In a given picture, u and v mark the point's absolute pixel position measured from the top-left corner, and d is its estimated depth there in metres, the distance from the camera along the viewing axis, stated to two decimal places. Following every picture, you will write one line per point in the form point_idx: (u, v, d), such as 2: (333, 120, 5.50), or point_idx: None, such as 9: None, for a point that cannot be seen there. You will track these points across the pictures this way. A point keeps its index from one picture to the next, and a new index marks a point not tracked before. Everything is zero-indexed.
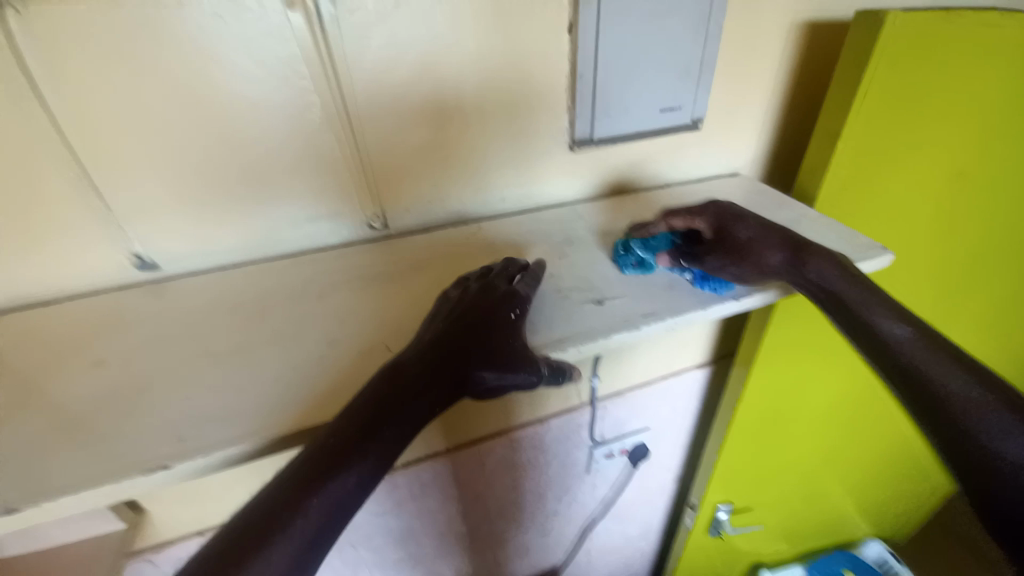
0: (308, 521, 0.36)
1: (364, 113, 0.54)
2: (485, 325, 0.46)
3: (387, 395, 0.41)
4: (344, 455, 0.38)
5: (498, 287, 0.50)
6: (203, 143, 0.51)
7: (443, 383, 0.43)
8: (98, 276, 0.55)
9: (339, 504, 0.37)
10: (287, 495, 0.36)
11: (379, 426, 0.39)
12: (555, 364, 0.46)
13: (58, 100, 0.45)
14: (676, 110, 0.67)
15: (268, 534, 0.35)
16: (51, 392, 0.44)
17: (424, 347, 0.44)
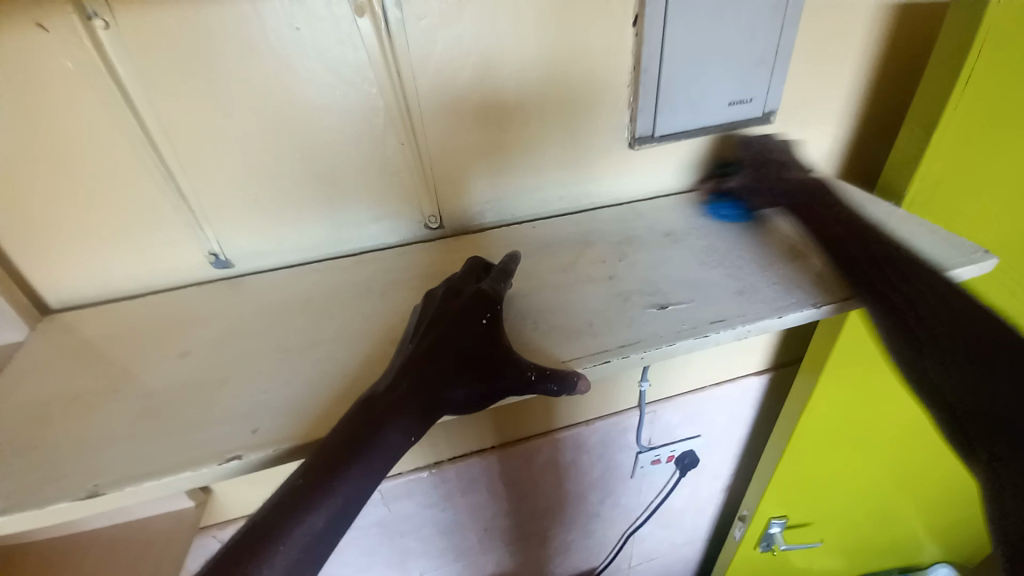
0: (300, 540, 0.33)
1: (426, 114, 0.55)
2: (460, 332, 0.45)
3: (368, 414, 0.40)
4: (338, 467, 0.37)
5: (465, 290, 0.48)
6: (273, 145, 0.52)
7: (415, 397, 0.41)
8: (179, 272, 0.58)
9: (334, 521, 0.35)
10: (277, 513, 0.34)
11: (373, 439, 0.38)
12: (547, 370, 0.43)
13: (149, 108, 0.48)
14: (747, 103, 0.63)
15: (256, 556, 0.32)
16: (141, 379, 0.47)
17: (404, 363, 0.43)
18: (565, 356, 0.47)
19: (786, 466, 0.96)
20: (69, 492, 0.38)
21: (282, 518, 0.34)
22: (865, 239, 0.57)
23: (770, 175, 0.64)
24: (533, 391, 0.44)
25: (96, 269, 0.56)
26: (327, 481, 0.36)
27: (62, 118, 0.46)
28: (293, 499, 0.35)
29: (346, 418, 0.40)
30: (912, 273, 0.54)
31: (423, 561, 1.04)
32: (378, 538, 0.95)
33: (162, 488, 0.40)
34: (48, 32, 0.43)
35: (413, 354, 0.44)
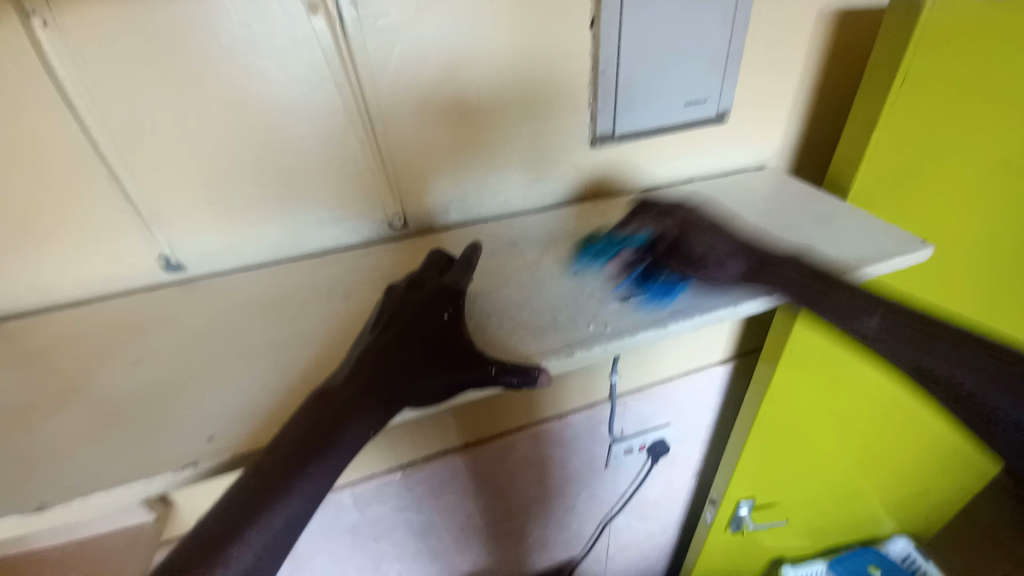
0: (259, 539, 0.34)
1: (386, 116, 0.54)
2: (421, 328, 0.46)
3: (328, 410, 0.40)
4: (298, 465, 0.37)
5: (427, 285, 0.49)
6: (227, 147, 0.51)
7: (377, 392, 0.41)
8: (129, 276, 0.56)
9: (294, 518, 0.36)
10: (234, 513, 0.34)
11: (333, 437, 0.38)
12: (512, 365, 0.44)
13: (89, 106, 0.46)
14: (702, 103, 0.65)
15: (212, 558, 0.32)
16: (89, 389, 0.46)
17: (364, 359, 0.43)
18: (529, 351, 0.47)
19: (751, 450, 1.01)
20: (9, 509, 0.36)
21: (243, 514, 0.34)
22: (903, 335, 0.55)
23: (698, 245, 0.57)
24: (496, 385, 0.44)
25: (37, 276, 0.53)
26: (286, 480, 0.36)
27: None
28: (249, 498, 0.35)
29: (304, 413, 0.40)
30: (889, 321, 0.55)
31: (398, 563, 1.04)
32: (351, 542, 0.94)
33: (110, 501, 0.38)
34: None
35: (375, 349, 0.44)
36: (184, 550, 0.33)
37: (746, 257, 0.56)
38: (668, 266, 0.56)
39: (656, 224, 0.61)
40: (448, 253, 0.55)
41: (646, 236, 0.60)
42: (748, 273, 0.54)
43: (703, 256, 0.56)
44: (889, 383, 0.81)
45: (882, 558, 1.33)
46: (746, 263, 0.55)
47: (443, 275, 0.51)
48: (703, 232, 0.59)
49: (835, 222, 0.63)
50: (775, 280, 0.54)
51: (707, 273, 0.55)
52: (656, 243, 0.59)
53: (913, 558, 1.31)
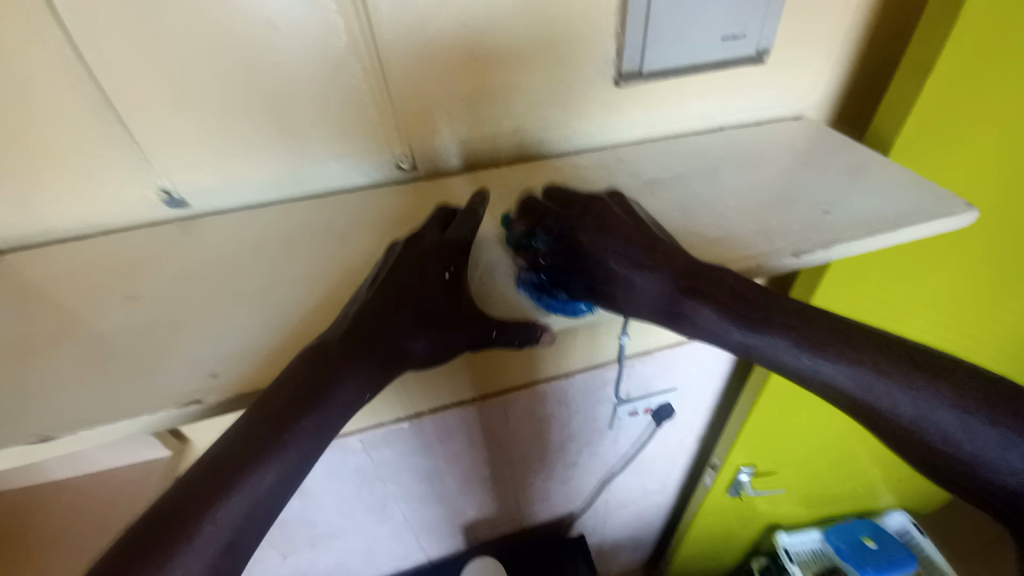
0: (248, 495, 0.34)
1: (393, 43, 0.50)
2: (417, 288, 0.43)
3: (325, 364, 0.39)
4: (292, 423, 0.37)
5: (428, 242, 0.47)
6: (222, 70, 0.48)
7: (372, 347, 0.40)
8: (128, 212, 0.54)
9: (286, 477, 0.36)
10: (227, 464, 0.34)
11: (326, 396, 0.38)
12: (517, 324, 0.42)
13: (73, 17, 0.42)
14: (740, 39, 0.59)
15: (206, 506, 0.33)
16: (89, 323, 0.45)
17: (355, 318, 0.41)
18: (532, 312, 0.45)
19: (755, 416, 0.99)
20: (14, 436, 0.36)
21: (235, 467, 0.34)
22: (867, 379, 0.42)
23: (585, 271, 0.47)
24: (491, 346, 0.43)
25: (34, 206, 0.51)
26: (278, 439, 0.36)
27: None
28: (242, 453, 0.35)
29: (292, 370, 0.38)
30: (833, 357, 0.43)
31: (403, 507, 1.07)
32: (358, 485, 0.96)
33: (116, 432, 0.38)
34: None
35: (370, 304, 0.43)
36: (176, 500, 0.33)
37: (677, 276, 0.46)
38: (574, 280, 0.47)
39: (560, 222, 0.49)
40: (453, 208, 0.51)
41: (545, 235, 0.48)
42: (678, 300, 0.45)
43: (601, 260, 0.47)
44: None
45: (877, 530, 1.34)
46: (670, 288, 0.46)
47: (444, 233, 0.48)
48: (616, 252, 0.47)
49: (869, 176, 0.59)
50: (700, 311, 0.45)
51: (608, 291, 0.47)
52: (557, 247, 0.48)
53: (911, 532, 1.36)
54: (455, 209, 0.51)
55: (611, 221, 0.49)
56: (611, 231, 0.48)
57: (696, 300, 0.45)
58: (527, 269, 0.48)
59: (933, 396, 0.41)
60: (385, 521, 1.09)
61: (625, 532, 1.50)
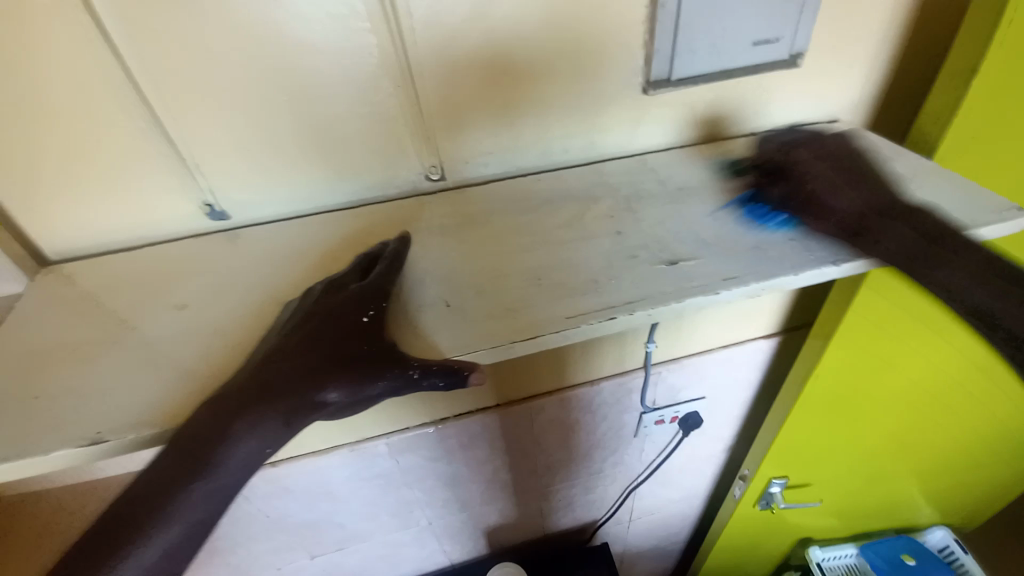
0: (164, 538, 0.36)
1: (424, 56, 0.51)
2: (338, 330, 0.41)
3: (218, 418, 0.37)
4: (181, 482, 0.36)
5: (348, 286, 0.45)
6: (262, 87, 0.49)
7: (278, 398, 0.38)
8: (174, 223, 0.56)
9: (200, 520, 0.37)
10: (117, 529, 0.35)
11: (219, 454, 0.37)
12: (431, 367, 0.39)
13: (127, 42, 0.45)
14: (773, 44, 0.58)
15: (97, 569, 0.34)
16: (136, 330, 0.47)
17: (267, 364, 0.40)
18: (447, 349, 0.42)
19: (787, 427, 0.96)
20: (70, 440, 0.38)
21: (142, 513, 0.36)
22: (924, 249, 0.48)
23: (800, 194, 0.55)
24: (422, 387, 0.39)
25: (88, 219, 0.54)
26: (170, 497, 0.36)
27: (34, 53, 0.43)
28: (130, 517, 0.35)
29: (196, 423, 0.37)
30: (900, 237, 0.49)
31: (427, 510, 1.08)
32: (384, 488, 0.98)
33: (160, 438, 0.39)
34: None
35: (277, 352, 0.40)
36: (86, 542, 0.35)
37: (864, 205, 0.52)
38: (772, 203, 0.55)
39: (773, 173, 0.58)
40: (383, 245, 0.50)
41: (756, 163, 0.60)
42: (864, 215, 0.52)
43: (812, 185, 0.55)
44: (912, 359, 0.80)
45: (914, 547, 1.27)
46: (865, 205, 0.52)
47: (370, 274, 0.46)
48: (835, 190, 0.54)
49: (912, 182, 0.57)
50: (890, 237, 0.49)
51: (817, 210, 0.53)
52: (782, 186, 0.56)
53: (952, 550, 1.27)
54: (386, 245, 0.50)
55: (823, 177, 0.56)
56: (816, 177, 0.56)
57: (868, 237, 0.50)
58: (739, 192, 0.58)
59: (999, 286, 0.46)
60: (409, 525, 1.10)
61: (650, 542, 1.47)
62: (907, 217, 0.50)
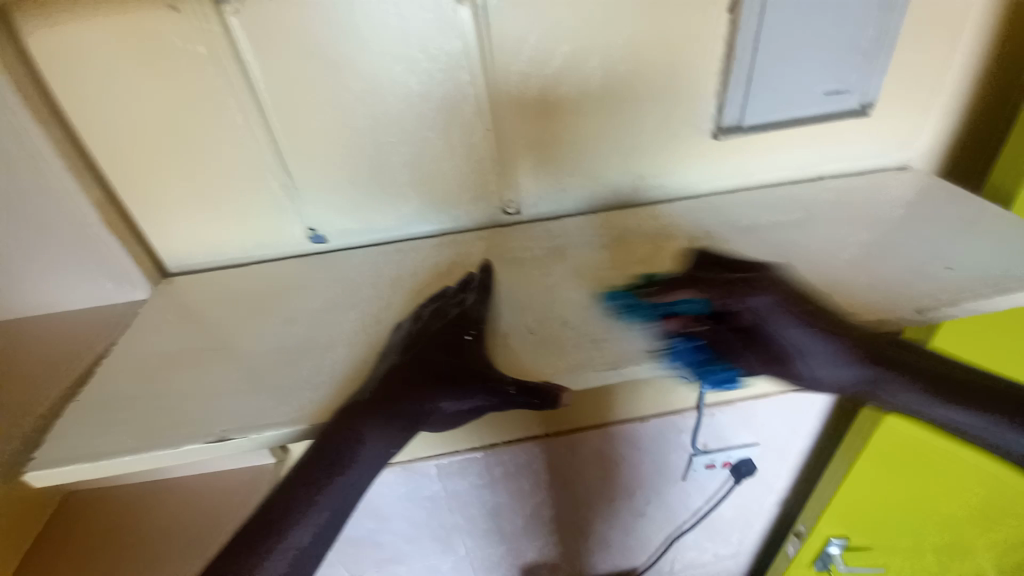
0: (314, 520, 0.41)
1: (512, 102, 0.56)
2: (443, 351, 0.44)
3: (344, 427, 0.41)
4: (317, 487, 0.41)
5: (450, 311, 0.48)
6: (368, 128, 0.56)
7: (397, 411, 0.42)
8: (280, 246, 0.63)
9: (338, 506, 0.42)
10: (264, 525, 0.40)
11: (345, 462, 0.41)
12: (526, 384, 0.41)
13: (265, 88, 0.52)
14: (843, 94, 0.60)
15: (254, 560, 0.40)
16: (247, 338, 0.52)
17: (381, 378, 0.43)
18: (542, 374, 0.45)
19: (850, 486, 0.87)
20: (199, 435, 0.43)
21: (295, 503, 0.41)
22: (886, 370, 0.50)
23: (741, 323, 0.48)
24: (515, 403, 0.42)
25: (209, 239, 0.62)
26: (309, 498, 0.41)
27: (192, 96, 0.52)
28: (274, 517, 0.40)
29: (327, 433, 0.41)
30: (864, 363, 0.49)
31: (467, 539, 1.07)
32: (428, 511, 0.99)
33: (276, 440, 0.44)
34: (179, 14, 0.47)
35: (394, 368, 0.44)
36: (253, 525, 0.41)
37: (784, 300, 0.48)
38: (733, 345, 0.49)
39: (720, 292, 0.48)
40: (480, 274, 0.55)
41: (699, 305, 0.49)
42: (779, 318, 0.48)
43: (729, 307, 0.48)
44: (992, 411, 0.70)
45: None
46: (773, 301, 0.48)
47: (463, 303, 0.50)
48: (790, 320, 0.48)
49: (993, 231, 0.56)
50: (785, 326, 0.47)
51: (755, 348, 0.49)
52: (725, 319, 0.49)
53: None
54: (471, 276, 0.54)
55: (795, 299, 0.48)
56: (805, 306, 0.48)
57: (823, 338, 0.48)
58: (675, 339, 0.48)
59: (942, 397, 0.51)
60: (448, 553, 1.09)
61: None
62: (851, 334, 0.48)
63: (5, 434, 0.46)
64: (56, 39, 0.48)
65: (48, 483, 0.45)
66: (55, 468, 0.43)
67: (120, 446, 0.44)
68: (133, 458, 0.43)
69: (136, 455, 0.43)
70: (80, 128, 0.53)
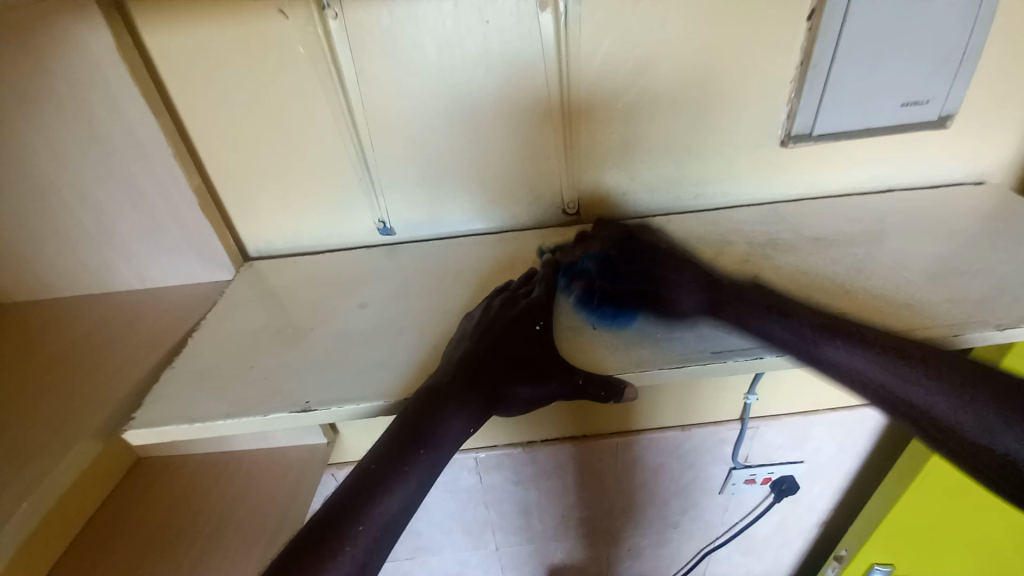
0: (402, 491, 0.40)
1: (584, 104, 0.58)
2: (517, 340, 0.47)
3: (427, 405, 0.43)
4: (407, 457, 0.41)
5: (519, 302, 0.50)
6: (443, 127, 0.58)
7: (476, 391, 0.44)
8: (352, 235, 0.67)
9: (423, 479, 0.41)
10: (352, 499, 0.39)
11: (433, 435, 0.42)
12: (595, 376, 0.44)
13: (354, 86, 0.55)
14: (922, 105, 0.59)
15: (345, 530, 0.37)
16: (324, 321, 0.56)
17: (456, 362, 0.45)
18: (607, 366, 0.47)
19: (895, 516, 0.79)
20: (285, 405, 0.47)
21: (385, 472, 0.40)
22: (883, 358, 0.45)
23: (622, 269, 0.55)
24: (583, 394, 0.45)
25: (289, 226, 0.66)
26: (400, 468, 0.40)
27: (288, 91, 0.56)
28: (365, 489, 0.39)
29: (413, 405, 0.43)
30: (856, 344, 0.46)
31: (497, 535, 1.09)
32: (462, 503, 1.01)
33: (356, 413, 0.46)
34: (285, 18, 0.51)
35: (469, 354, 0.46)
36: (338, 499, 0.39)
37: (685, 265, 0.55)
38: (619, 291, 0.52)
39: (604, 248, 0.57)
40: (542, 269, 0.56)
41: (592, 262, 0.56)
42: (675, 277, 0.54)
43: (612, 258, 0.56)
44: None
45: None
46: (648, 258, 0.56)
47: (532, 294, 0.52)
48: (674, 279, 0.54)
49: None
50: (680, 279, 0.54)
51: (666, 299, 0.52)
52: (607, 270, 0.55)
53: None
54: (535, 271, 0.55)
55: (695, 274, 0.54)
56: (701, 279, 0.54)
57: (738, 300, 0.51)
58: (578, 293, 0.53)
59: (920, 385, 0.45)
60: (477, 547, 1.11)
61: None
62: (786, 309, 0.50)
63: (100, 401, 0.49)
64: (176, 37, 0.53)
65: (147, 442, 0.49)
66: (158, 427, 0.47)
67: (214, 412, 0.47)
68: (224, 421, 0.47)
69: (228, 419, 0.47)
70: (186, 119, 0.58)
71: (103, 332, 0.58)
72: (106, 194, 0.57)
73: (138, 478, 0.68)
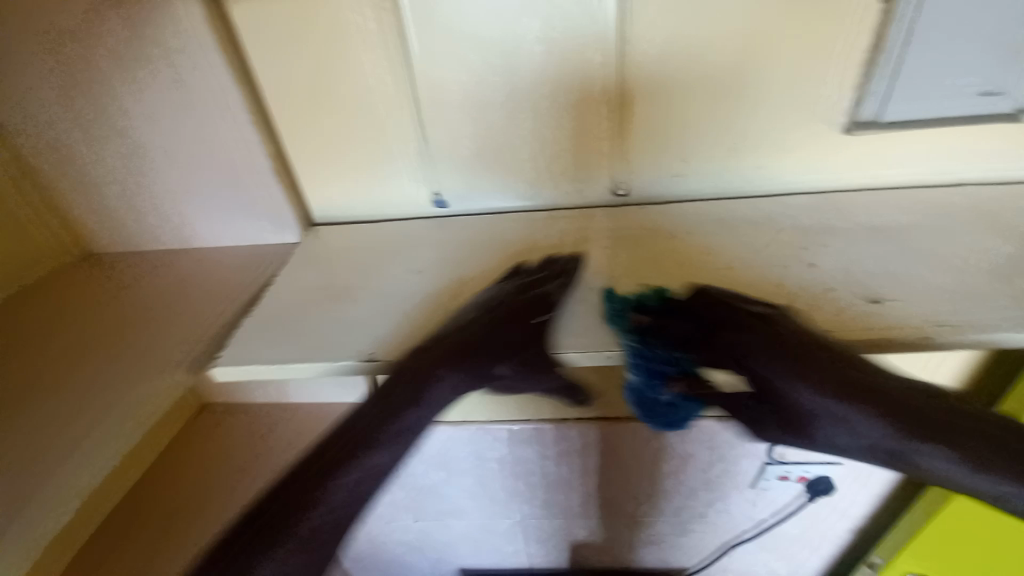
0: (393, 442, 0.48)
1: (638, 85, 0.58)
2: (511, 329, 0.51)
3: (422, 372, 0.49)
4: (399, 416, 0.48)
5: (525, 288, 0.54)
6: (496, 103, 0.60)
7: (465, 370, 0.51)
8: (408, 206, 0.70)
9: (409, 434, 0.49)
10: (354, 439, 0.48)
11: (422, 400, 0.49)
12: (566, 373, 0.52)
13: (416, 62, 0.58)
14: (1001, 94, 0.56)
15: (343, 464, 0.47)
16: (382, 284, 0.60)
17: (458, 338, 0.51)
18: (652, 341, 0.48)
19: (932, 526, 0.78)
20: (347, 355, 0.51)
21: (379, 424, 0.48)
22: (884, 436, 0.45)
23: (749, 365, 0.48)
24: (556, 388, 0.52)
25: (351, 195, 0.70)
26: (393, 424, 0.48)
27: (356, 66, 0.59)
28: (363, 435, 0.48)
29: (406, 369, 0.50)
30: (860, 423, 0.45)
31: (523, 507, 1.13)
32: (493, 472, 1.05)
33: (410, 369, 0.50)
34: None
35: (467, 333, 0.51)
36: (340, 436, 0.48)
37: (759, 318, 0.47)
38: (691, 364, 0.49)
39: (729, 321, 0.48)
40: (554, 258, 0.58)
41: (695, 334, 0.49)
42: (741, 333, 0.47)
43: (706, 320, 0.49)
44: None
45: None
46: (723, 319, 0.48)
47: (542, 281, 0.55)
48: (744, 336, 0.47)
49: None
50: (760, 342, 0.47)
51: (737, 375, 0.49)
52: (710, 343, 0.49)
53: None
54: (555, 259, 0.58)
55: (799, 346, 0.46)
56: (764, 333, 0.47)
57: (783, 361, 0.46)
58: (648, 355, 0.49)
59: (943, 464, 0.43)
60: (504, 517, 1.16)
61: None
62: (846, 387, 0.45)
63: (191, 342, 0.56)
64: (259, 13, 0.57)
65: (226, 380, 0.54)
66: (239, 366, 0.52)
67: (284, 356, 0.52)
68: (296, 365, 0.51)
69: (299, 364, 0.51)
70: (264, 91, 0.62)
71: (187, 282, 0.65)
72: (193, 157, 0.63)
73: (211, 422, 0.77)
